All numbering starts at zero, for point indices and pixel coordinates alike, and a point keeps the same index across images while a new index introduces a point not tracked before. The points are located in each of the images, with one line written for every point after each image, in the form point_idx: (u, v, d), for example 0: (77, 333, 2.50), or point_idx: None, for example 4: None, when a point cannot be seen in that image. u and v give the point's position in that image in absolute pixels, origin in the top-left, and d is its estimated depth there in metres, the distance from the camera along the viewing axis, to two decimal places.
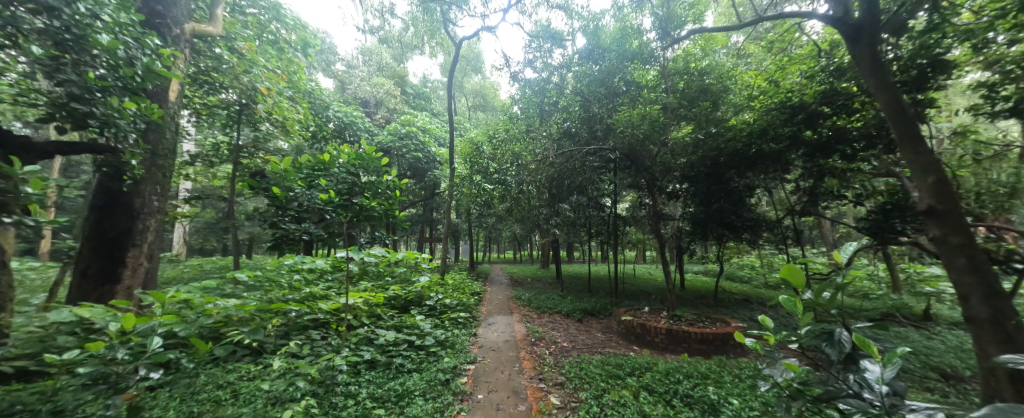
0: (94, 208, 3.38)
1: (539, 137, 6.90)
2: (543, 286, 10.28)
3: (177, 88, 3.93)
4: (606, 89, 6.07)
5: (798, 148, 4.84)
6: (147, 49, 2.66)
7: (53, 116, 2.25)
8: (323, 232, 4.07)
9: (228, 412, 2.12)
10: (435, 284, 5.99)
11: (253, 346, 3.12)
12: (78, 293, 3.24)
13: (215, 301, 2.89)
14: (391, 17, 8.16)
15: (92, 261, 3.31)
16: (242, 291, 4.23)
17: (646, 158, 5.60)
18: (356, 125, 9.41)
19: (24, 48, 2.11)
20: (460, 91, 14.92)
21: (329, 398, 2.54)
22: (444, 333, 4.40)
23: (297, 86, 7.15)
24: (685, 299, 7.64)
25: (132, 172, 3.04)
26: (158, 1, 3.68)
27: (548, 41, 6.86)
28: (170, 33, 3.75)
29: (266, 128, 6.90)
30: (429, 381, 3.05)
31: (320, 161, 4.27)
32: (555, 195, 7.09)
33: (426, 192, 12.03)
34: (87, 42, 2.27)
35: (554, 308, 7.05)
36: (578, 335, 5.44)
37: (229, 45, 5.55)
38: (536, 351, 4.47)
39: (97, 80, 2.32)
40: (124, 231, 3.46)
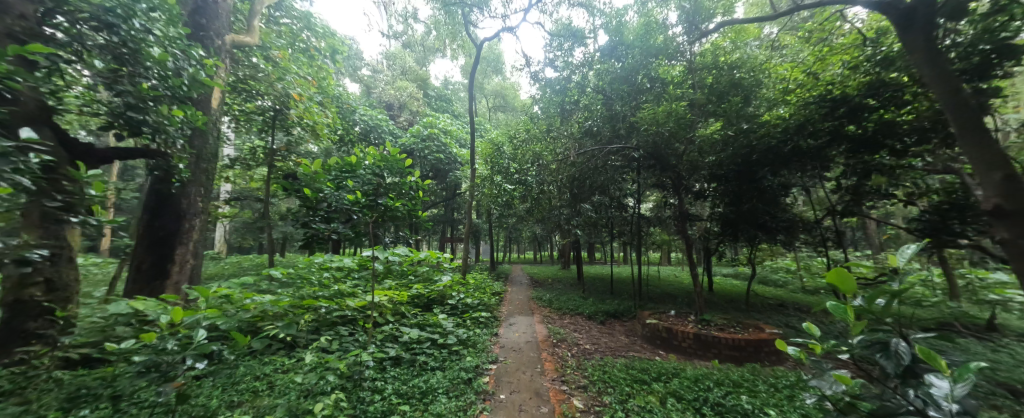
0: (148, 209, 3.66)
1: (560, 137, 6.86)
2: (564, 287, 10.20)
3: (218, 96, 4.19)
4: (628, 87, 5.90)
5: (840, 144, 4.54)
6: (192, 59, 2.84)
7: (114, 124, 2.52)
8: (351, 232, 4.22)
9: (265, 404, 2.22)
10: (457, 283, 6.08)
11: (287, 341, 3.27)
12: (134, 286, 3.51)
13: (252, 296, 3.06)
14: (413, 22, 8.37)
15: (145, 258, 3.58)
16: (277, 288, 4.46)
17: (671, 156, 5.43)
18: (381, 128, 9.70)
19: (88, 62, 2.30)
20: (481, 92, 15.08)
21: (357, 392, 2.61)
22: (466, 332, 4.45)
23: (326, 91, 7.43)
24: (713, 302, 7.34)
25: (179, 175, 3.26)
26: (202, 15, 3.94)
27: (569, 39, 6.80)
28: (213, 44, 4.01)
29: (297, 133, 7.23)
30: (452, 380, 3.09)
31: (348, 163, 4.42)
32: (576, 195, 7.04)
33: (448, 193, 12.21)
34: (141, 55, 2.43)
35: (575, 310, 6.96)
36: (601, 338, 5.34)
37: (265, 54, 5.87)
38: (558, 353, 4.43)
39: (150, 90, 2.54)
40: (173, 230, 3.71)
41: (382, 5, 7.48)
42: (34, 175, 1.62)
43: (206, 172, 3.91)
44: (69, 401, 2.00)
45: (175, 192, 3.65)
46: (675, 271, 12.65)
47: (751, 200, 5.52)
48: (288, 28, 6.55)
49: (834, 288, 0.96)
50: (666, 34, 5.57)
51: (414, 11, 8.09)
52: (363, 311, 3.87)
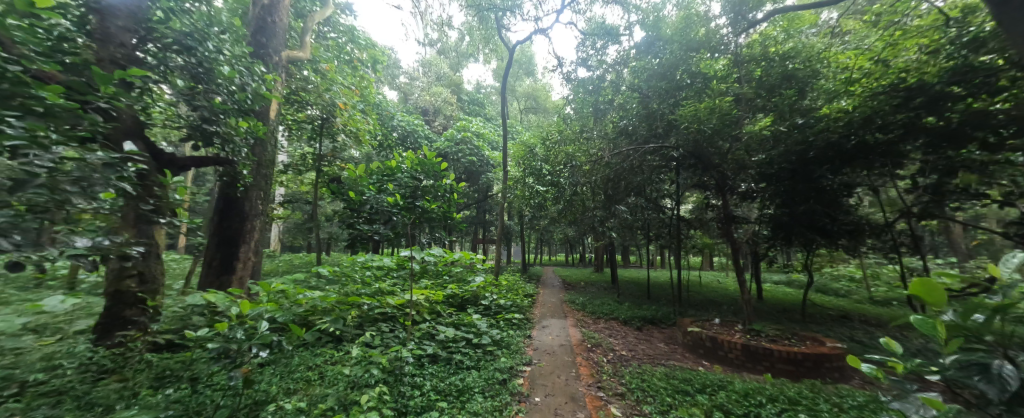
0: (218, 211, 4.08)
1: (592, 137, 6.74)
2: (598, 291, 9.97)
3: (275, 108, 4.57)
4: (666, 84, 5.63)
5: (916, 137, 4.00)
6: (255, 75, 3.14)
7: (191, 135, 2.83)
8: (391, 232, 4.40)
9: (317, 392, 2.38)
10: (489, 284, 6.16)
11: (335, 334, 3.49)
12: (206, 280, 3.92)
13: (303, 293, 3.30)
14: (448, 29, 8.63)
15: (216, 255, 4.00)
16: (324, 284, 4.76)
17: (715, 155, 5.13)
18: (417, 133, 10.05)
19: (172, 82, 2.62)
20: (512, 94, 15.20)
21: (398, 386, 2.72)
22: (499, 333, 4.48)
23: (367, 99, 7.84)
24: (763, 311, 6.82)
25: (244, 180, 3.60)
26: (262, 34, 4.33)
27: (603, 37, 6.68)
28: (272, 60, 4.39)
29: (341, 139, 7.68)
30: (487, 380, 3.13)
31: (388, 167, 4.61)
32: (611, 197, 6.86)
33: (480, 195, 12.40)
34: (214, 73, 2.75)
35: (610, 314, 6.77)
36: (638, 345, 5.16)
37: (315, 67, 6.33)
38: (593, 358, 4.33)
39: (220, 104, 2.83)
40: (238, 230, 4.10)
41: (418, 14, 7.79)
42: (132, 182, 1.87)
43: (266, 177, 4.28)
44: (158, 381, 2.30)
45: (240, 196, 4.03)
46: (719, 276, 11.91)
47: (808, 201, 5.06)
48: (334, 42, 7.07)
49: (918, 301, 0.86)
50: (708, 26, 5.30)
51: (448, 18, 8.35)
52: (402, 309, 4.04)
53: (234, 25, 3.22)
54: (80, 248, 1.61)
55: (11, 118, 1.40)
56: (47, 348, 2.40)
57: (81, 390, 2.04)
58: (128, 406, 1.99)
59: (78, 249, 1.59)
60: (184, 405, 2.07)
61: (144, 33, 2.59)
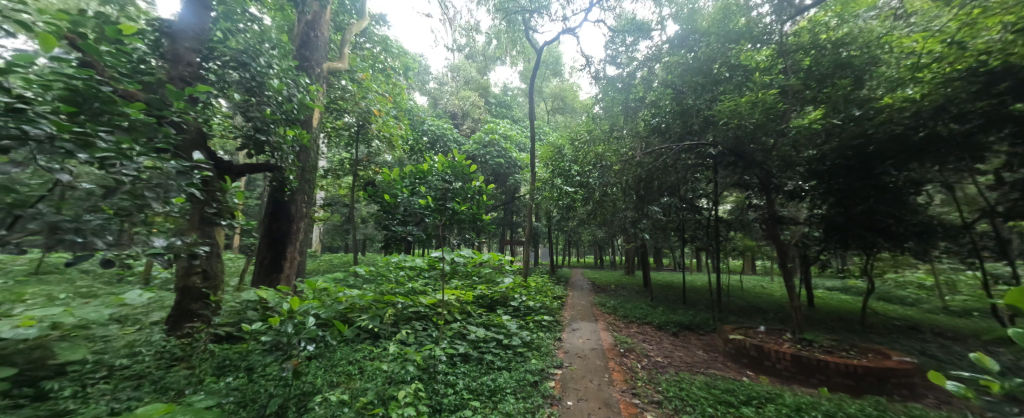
0: (268, 214, 4.39)
1: (623, 136, 6.58)
2: (629, 294, 9.68)
3: (317, 117, 4.86)
4: (702, 78, 5.37)
5: (1000, 127, 3.30)
6: (300, 87, 3.36)
7: (246, 144, 3.07)
8: (423, 234, 4.54)
9: (358, 386, 2.49)
10: (518, 285, 6.17)
11: (372, 331, 3.64)
12: (258, 278, 4.24)
13: (344, 291, 3.48)
14: (476, 33, 8.79)
15: (266, 255, 4.31)
16: (362, 283, 4.99)
17: (758, 152, 4.81)
18: (447, 137, 10.31)
19: (230, 96, 2.87)
20: (539, 95, 15.19)
21: (432, 384, 2.79)
22: (530, 334, 4.47)
23: (400, 105, 8.14)
24: (814, 320, 6.30)
25: (291, 185, 3.85)
26: (307, 48, 4.63)
27: (634, 33, 6.54)
28: (314, 72, 4.68)
29: (376, 145, 8.02)
30: (519, 381, 3.14)
31: (420, 171, 4.75)
32: (643, 197, 6.64)
33: (507, 196, 12.46)
34: (265, 86, 3.00)
35: (644, 319, 6.54)
36: (675, 351, 4.94)
37: (352, 77, 6.67)
38: (626, 363, 4.21)
39: (270, 115, 3.06)
40: (285, 231, 4.39)
41: (447, 21, 8.02)
42: (198, 188, 2.07)
43: (309, 182, 4.55)
44: (219, 370, 2.51)
45: (287, 200, 4.32)
46: (762, 281, 11.15)
47: (866, 200, 4.62)
48: (369, 52, 7.55)
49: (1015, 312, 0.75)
50: (749, 15, 5.02)
51: (476, 23, 8.52)
52: (434, 308, 4.16)
53: (281, 43, 3.47)
54: (158, 247, 1.81)
55: (103, 133, 1.58)
56: (129, 336, 2.70)
57: (157, 376, 2.28)
58: (195, 391, 2.19)
59: (154, 248, 1.78)
60: (242, 392, 2.24)
61: (206, 53, 2.88)
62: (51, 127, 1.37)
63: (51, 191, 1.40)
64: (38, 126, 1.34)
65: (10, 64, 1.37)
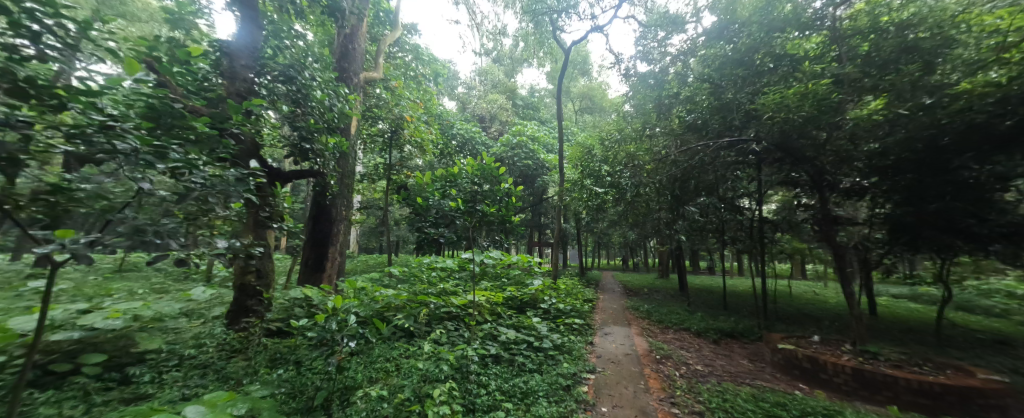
0: (312, 217, 4.67)
1: (656, 134, 6.37)
2: (664, 298, 9.29)
3: (355, 124, 5.11)
4: (742, 70, 5.09)
5: None
6: (340, 96, 3.56)
7: (293, 152, 3.30)
8: (454, 235, 4.65)
9: (395, 383, 2.57)
10: (548, 288, 6.13)
11: (407, 330, 3.75)
12: (304, 278, 4.53)
13: (380, 290, 3.63)
14: (503, 37, 8.88)
15: (310, 255, 4.59)
16: (396, 283, 5.17)
17: (807, 147, 4.46)
18: (475, 140, 10.51)
19: (279, 108, 3.12)
20: (567, 96, 15.06)
21: (465, 383, 2.83)
22: (561, 337, 4.40)
23: (431, 111, 8.37)
24: (877, 330, 5.71)
25: (332, 189, 4.07)
26: (345, 60, 4.90)
27: (667, 27, 6.32)
28: (352, 82, 4.94)
29: (408, 150, 8.28)
30: (551, 384, 3.11)
31: (450, 173, 4.63)
32: (679, 197, 6.36)
33: (535, 198, 12.43)
34: (309, 97, 3.21)
35: (681, 324, 6.25)
36: (717, 360, 4.67)
37: (386, 85, 6.96)
38: (663, 370, 4.04)
39: (314, 125, 3.26)
40: (327, 233, 4.65)
41: (474, 27, 8.18)
42: (253, 193, 2.24)
43: (348, 186, 4.79)
44: (271, 362, 2.70)
45: (329, 203, 4.58)
46: (813, 287, 10.28)
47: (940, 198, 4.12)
48: (402, 61, 8.03)
49: None
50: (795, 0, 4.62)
51: (503, 27, 8.61)
52: (465, 309, 4.24)
53: (323, 57, 3.74)
54: (221, 248, 1.97)
55: (176, 145, 1.75)
56: (196, 329, 2.98)
57: (219, 367, 2.49)
58: (252, 381, 2.37)
59: (218, 249, 1.95)
60: (291, 384, 2.39)
61: (259, 68, 3.15)
62: (135, 141, 1.54)
63: (134, 198, 1.58)
64: (124, 140, 1.50)
65: (101, 87, 1.54)
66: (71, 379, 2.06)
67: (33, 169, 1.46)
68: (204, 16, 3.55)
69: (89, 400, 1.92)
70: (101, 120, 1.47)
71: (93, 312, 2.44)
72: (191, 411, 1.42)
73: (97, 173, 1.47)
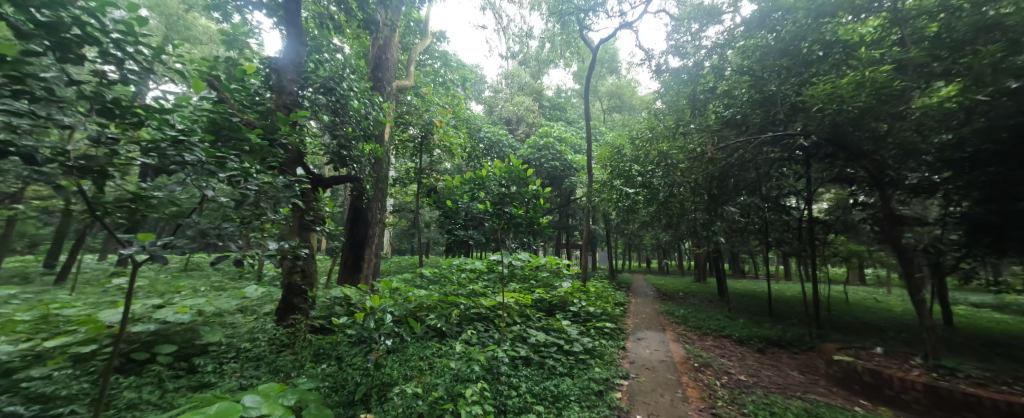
0: (350, 220, 4.91)
1: (691, 131, 6.12)
2: (701, 303, 8.84)
3: (388, 130, 5.32)
4: (787, 60, 4.68)
5: None
6: (374, 105, 3.73)
7: (333, 159, 3.49)
8: (483, 237, 4.68)
9: (429, 381, 2.63)
10: (577, 290, 6.05)
11: (439, 330, 3.84)
12: (344, 278, 4.78)
13: (412, 291, 3.76)
14: (529, 39, 8.92)
15: (349, 257, 4.83)
16: (428, 284, 5.31)
17: (864, 141, 4.08)
18: (502, 143, 10.65)
19: (321, 118, 3.33)
20: (595, 95, 14.81)
21: (497, 384, 2.84)
22: (592, 341, 4.31)
23: (460, 116, 8.54)
24: (954, 343, 5.09)
25: (368, 193, 4.24)
26: (379, 70, 5.13)
27: (701, 19, 6.03)
28: (386, 90, 5.16)
29: (437, 154, 8.47)
30: (583, 389, 3.06)
31: (478, 176, 4.76)
32: (716, 197, 6.05)
33: (563, 199, 12.31)
34: (347, 107, 3.40)
35: (721, 331, 5.92)
36: (763, 370, 4.36)
37: (416, 92, 7.21)
38: (702, 379, 3.85)
39: (352, 132, 3.43)
40: (364, 236, 4.87)
41: (501, 31, 8.29)
42: (299, 199, 2.40)
43: (383, 190, 4.98)
44: (315, 357, 2.85)
45: (365, 207, 4.79)
46: (873, 293, 9.35)
47: None
48: (432, 68, 8.48)
49: None
50: None
51: (529, 29, 8.66)
52: (495, 311, 4.27)
53: (359, 67, 3.95)
54: (272, 250, 2.13)
55: (234, 156, 1.91)
56: (250, 324, 3.22)
57: (270, 360, 2.68)
58: (299, 374, 2.53)
59: (269, 251, 2.10)
60: (334, 379, 2.51)
61: (302, 81, 3.32)
62: (201, 153, 1.70)
63: (199, 205, 1.75)
64: (193, 153, 1.66)
65: (172, 104, 1.72)
66: (148, 367, 2.33)
67: (118, 179, 1.66)
68: (255, 36, 3.87)
69: (163, 386, 2.16)
70: (173, 135, 1.62)
71: (164, 307, 2.73)
72: (250, 399, 1.54)
73: (167, 182, 1.65)
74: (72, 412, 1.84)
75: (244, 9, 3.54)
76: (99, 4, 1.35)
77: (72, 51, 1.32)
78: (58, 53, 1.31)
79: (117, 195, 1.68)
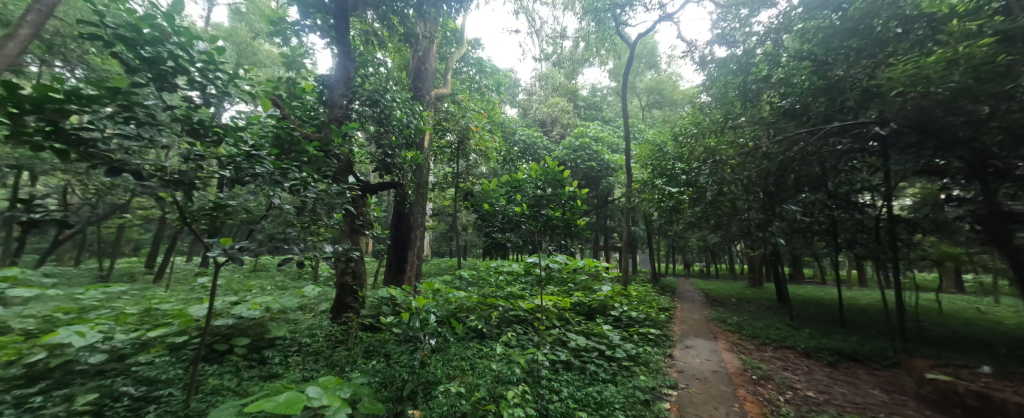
0: (394, 224, 5.17)
1: (741, 124, 5.70)
2: (757, 310, 8.15)
3: (427, 138, 5.53)
4: (857, 41, 4.31)
5: None
6: (415, 114, 3.91)
7: (378, 167, 3.69)
8: (520, 240, 4.57)
9: (470, 382, 2.67)
10: (618, 294, 5.85)
11: (480, 331, 3.89)
12: (389, 279, 5.03)
13: (453, 292, 3.87)
14: (562, 40, 8.87)
15: (394, 259, 5.08)
16: (467, 286, 5.42)
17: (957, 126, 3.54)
18: (537, 145, 10.73)
19: (368, 128, 3.55)
20: (632, 92, 14.33)
21: (537, 388, 2.83)
22: (635, 347, 4.14)
23: (495, 120, 8.68)
24: None
25: (410, 198, 4.42)
26: (419, 81, 5.36)
27: (751, 4, 5.64)
28: (425, 99, 5.38)
29: (473, 158, 8.62)
30: (627, 397, 2.95)
31: (514, 178, 4.68)
32: (772, 195, 5.56)
33: (600, 200, 12.02)
34: (391, 117, 3.60)
35: (783, 342, 5.40)
36: (835, 386, 3.91)
37: (453, 99, 7.45)
38: (762, 393, 3.54)
39: (395, 142, 3.59)
40: (406, 239, 5.10)
41: (534, 33, 8.32)
42: (350, 205, 2.56)
43: (423, 195, 5.18)
44: (366, 353, 3.01)
45: (408, 211, 5.01)
46: (974, 303, 8.01)
47: None
48: (467, 75, 8.76)
49: None
50: None
51: (562, 30, 8.62)
52: (533, 313, 4.26)
53: (401, 79, 4.16)
54: (328, 252, 2.29)
55: (297, 166, 2.09)
56: (310, 321, 3.50)
57: (326, 355, 2.88)
58: (352, 369, 2.69)
59: (325, 252, 2.25)
60: (383, 374, 2.64)
61: (351, 95, 3.59)
62: (270, 165, 1.87)
63: (267, 210, 1.93)
64: (263, 165, 1.84)
65: (245, 123, 1.92)
66: (227, 358, 2.63)
67: (203, 191, 1.89)
68: (310, 56, 4.23)
69: (239, 375, 2.42)
70: (247, 150, 1.81)
71: (239, 303, 3.05)
72: (312, 390, 1.67)
73: (241, 192, 1.85)
74: (169, 394, 2.12)
75: (301, 33, 3.90)
76: (189, 38, 1.53)
77: (168, 81, 1.54)
78: (157, 84, 1.53)
79: (202, 203, 1.92)
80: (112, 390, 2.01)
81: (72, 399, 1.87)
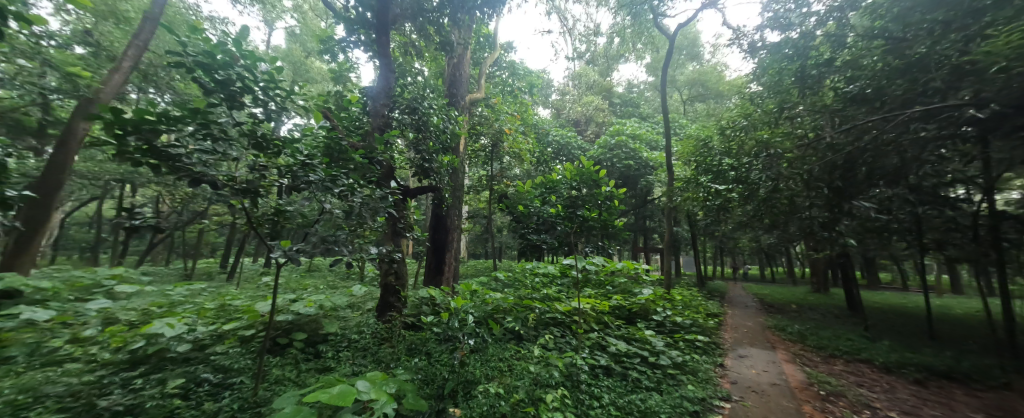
0: (431, 226, 5.33)
1: (797, 114, 5.20)
2: (823, 318, 7.34)
3: (462, 142, 5.64)
4: (943, 11, 3.63)
5: None
6: (451, 119, 4.01)
7: (417, 172, 3.82)
8: (555, 242, 4.49)
9: (510, 383, 2.67)
10: (660, 298, 5.57)
11: (517, 333, 3.89)
12: (428, 280, 5.20)
13: (490, 293, 3.92)
14: (595, 37, 8.68)
15: (432, 260, 5.24)
16: (504, 287, 5.45)
17: None
18: (571, 145, 10.57)
19: (407, 135, 3.70)
20: (672, 86, 13.64)
21: (577, 392, 2.76)
22: (681, 355, 3.91)
23: (528, 121, 8.68)
24: None
25: (447, 200, 4.53)
26: (453, 86, 5.51)
27: None
28: (460, 104, 5.52)
29: (507, 161, 8.67)
30: (674, 407, 2.79)
31: (548, 179, 4.65)
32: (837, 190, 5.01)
33: (639, 200, 11.56)
34: (428, 124, 3.73)
35: (856, 355, 4.81)
36: (924, 408, 3.42)
37: (487, 103, 7.55)
38: (832, 411, 3.19)
39: (432, 147, 3.71)
40: (443, 241, 5.24)
41: (566, 33, 8.23)
42: (393, 209, 2.68)
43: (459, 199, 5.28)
44: (409, 350, 3.13)
45: (444, 214, 5.14)
46: None
47: None
48: (500, 78, 8.84)
49: None
50: None
51: (595, 27, 8.44)
52: (570, 316, 4.18)
53: (437, 86, 4.31)
54: (373, 253, 2.41)
55: (344, 173, 2.23)
56: (358, 318, 3.71)
57: (372, 351, 3.03)
58: (397, 365, 2.81)
59: (370, 253, 2.37)
60: (425, 372, 2.72)
61: (392, 104, 3.78)
62: (320, 173, 2.01)
63: (318, 213, 2.08)
64: (315, 173, 1.99)
65: (299, 134, 2.09)
66: (288, 350, 2.88)
67: (265, 197, 2.07)
68: (355, 70, 4.51)
69: (298, 367, 2.63)
70: (302, 160, 1.97)
71: (297, 301, 3.33)
72: (361, 385, 1.76)
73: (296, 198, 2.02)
74: (241, 381, 2.34)
75: (347, 49, 4.18)
76: (252, 60, 1.72)
77: (236, 100, 1.73)
78: (227, 102, 1.72)
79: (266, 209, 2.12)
80: (196, 376, 2.29)
81: (164, 382, 2.15)
